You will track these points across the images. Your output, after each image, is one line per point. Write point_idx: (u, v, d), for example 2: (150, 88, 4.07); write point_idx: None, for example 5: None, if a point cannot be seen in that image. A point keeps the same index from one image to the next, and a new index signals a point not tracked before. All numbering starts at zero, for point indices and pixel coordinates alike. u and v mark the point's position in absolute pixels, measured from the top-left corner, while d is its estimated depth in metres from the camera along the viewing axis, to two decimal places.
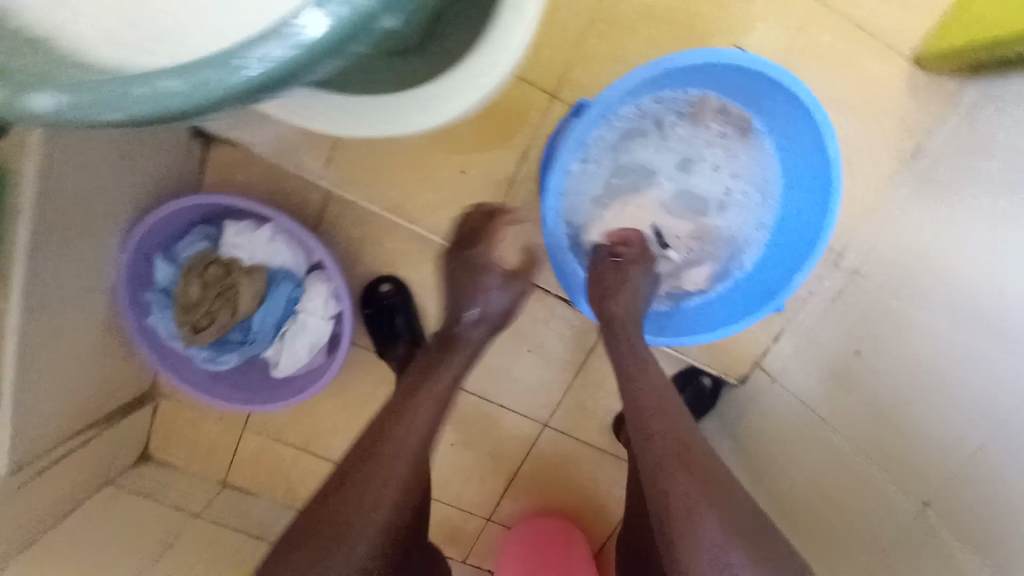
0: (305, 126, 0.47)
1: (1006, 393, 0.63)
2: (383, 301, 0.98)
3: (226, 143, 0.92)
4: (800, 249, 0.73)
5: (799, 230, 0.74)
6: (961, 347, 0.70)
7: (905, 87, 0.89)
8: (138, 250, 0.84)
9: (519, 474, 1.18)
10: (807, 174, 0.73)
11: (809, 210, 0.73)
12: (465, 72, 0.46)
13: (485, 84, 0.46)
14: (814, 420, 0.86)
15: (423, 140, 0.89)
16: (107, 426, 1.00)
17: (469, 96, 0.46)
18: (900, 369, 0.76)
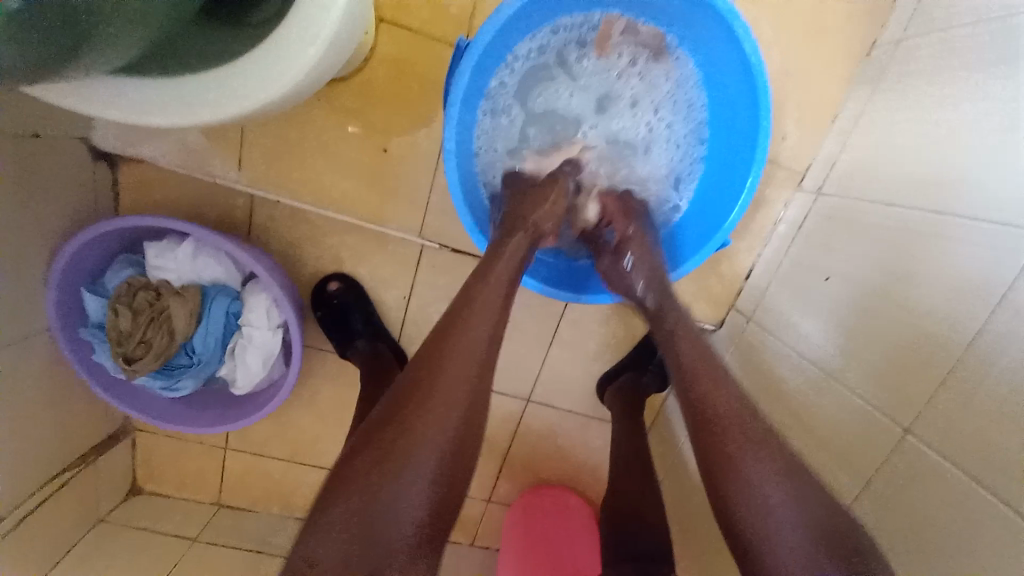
0: (146, 120, 0.44)
1: (939, 274, 0.58)
2: (331, 301, 0.92)
3: (134, 161, 0.87)
4: (735, 171, 0.69)
5: (731, 151, 0.70)
6: (908, 238, 0.64)
7: None
8: (63, 288, 0.80)
9: (511, 451, 1.16)
10: (730, 89, 0.69)
11: (738, 125, 0.69)
12: (297, 28, 0.43)
13: (321, 33, 0.43)
14: (788, 354, 0.80)
15: (338, 123, 0.84)
16: (83, 467, 0.98)
17: (309, 51, 0.43)
18: (855, 279, 0.71)
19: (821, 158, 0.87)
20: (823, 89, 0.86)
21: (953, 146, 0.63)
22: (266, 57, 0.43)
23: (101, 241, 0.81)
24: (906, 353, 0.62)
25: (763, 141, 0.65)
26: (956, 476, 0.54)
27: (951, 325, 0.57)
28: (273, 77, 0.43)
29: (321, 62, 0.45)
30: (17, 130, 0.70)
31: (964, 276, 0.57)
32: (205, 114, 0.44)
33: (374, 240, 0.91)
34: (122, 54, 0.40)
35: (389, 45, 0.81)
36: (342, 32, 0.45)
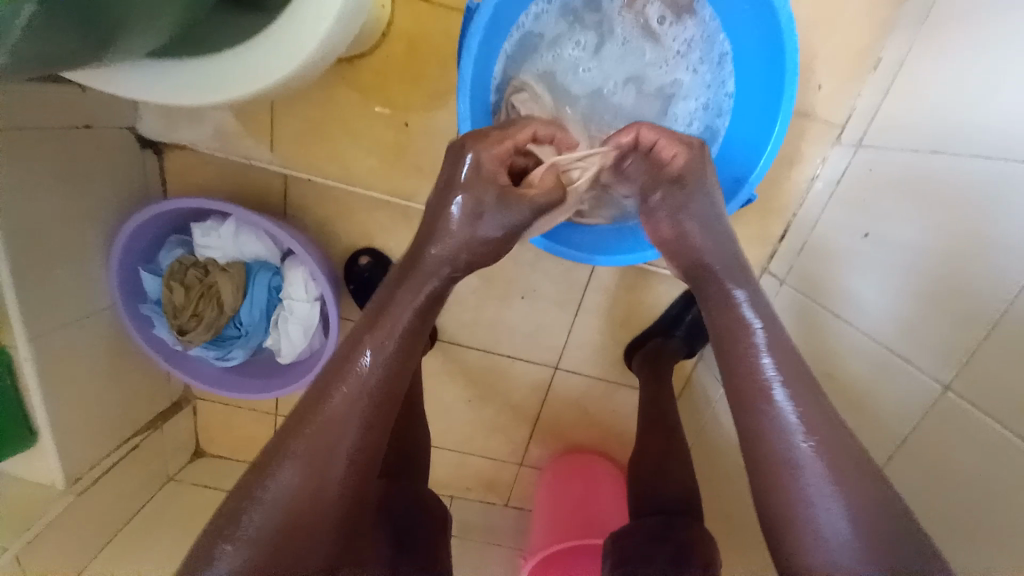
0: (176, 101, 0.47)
1: (1000, 232, 0.54)
2: (362, 275, 0.96)
3: (173, 146, 0.92)
4: (761, 124, 0.68)
5: (755, 108, 0.68)
6: (960, 192, 0.60)
7: None
8: (122, 268, 0.87)
9: (542, 417, 1.19)
10: (753, 38, 0.66)
11: (762, 77, 0.67)
12: (309, 2, 0.44)
13: (331, 8, 0.44)
14: (826, 317, 0.77)
15: (360, 102, 0.86)
16: (150, 431, 1.09)
17: (321, 26, 0.44)
18: (901, 239, 0.67)
19: (861, 108, 0.82)
20: (863, 30, 0.80)
21: (1002, 81, 0.58)
22: (281, 33, 0.45)
23: (152, 222, 0.87)
24: (946, 306, 0.59)
25: (790, 90, 0.63)
26: (1004, 441, 0.51)
27: (996, 282, 0.54)
28: (289, 56, 0.45)
29: (328, 42, 0.47)
30: (67, 121, 0.76)
31: (1005, 219, 0.54)
32: (227, 94, 0.47)
33: (401, 214, 0.94)
34: (153, 33, 0.42)
35: (405, 17, 0.81)
36: (350, 5, 0.46)
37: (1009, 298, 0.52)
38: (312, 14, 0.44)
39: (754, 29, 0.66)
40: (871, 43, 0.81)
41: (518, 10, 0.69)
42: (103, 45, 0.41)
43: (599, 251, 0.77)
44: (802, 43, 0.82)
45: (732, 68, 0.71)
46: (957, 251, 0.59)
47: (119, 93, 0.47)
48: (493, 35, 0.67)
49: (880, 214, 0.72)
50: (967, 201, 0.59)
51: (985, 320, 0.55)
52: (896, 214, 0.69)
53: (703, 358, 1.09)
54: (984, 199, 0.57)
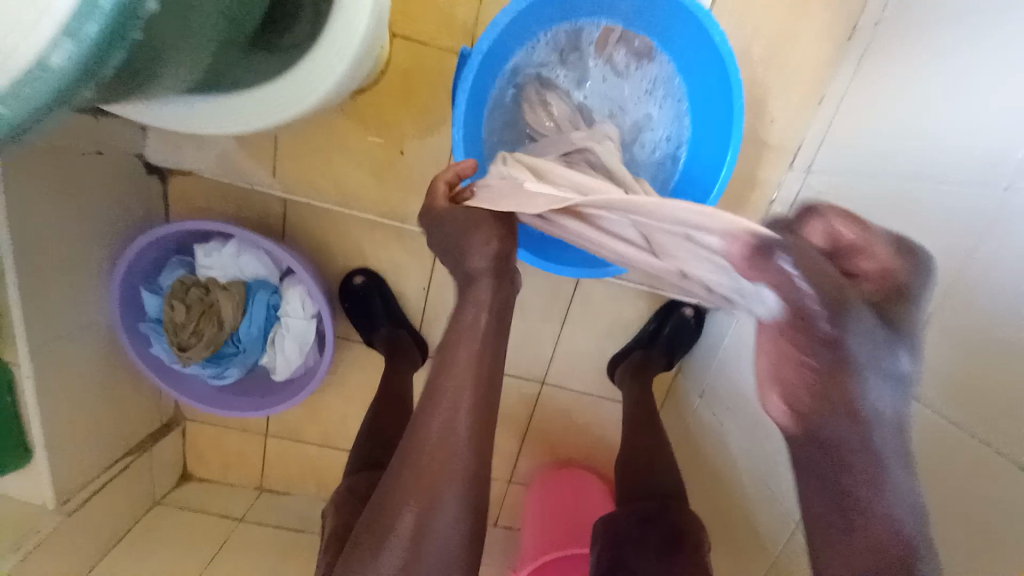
0: (206, 128, 0.53)
1: None
2: (357, 293, 1.01)
3: (178, 172, 0.98)
4: (716, 153, 0.76)
5: (712, 139, 0.77)
6: None
7: None
8: (124, 287, 0.90)
9: (530, 432, 1.22)
10: (709, 79, 0.75)
11: (716, 113, 0.76)
12: (327, 46, 0.52)
13: (347, 53, 0.52)
14: None
15: (358, 132, 0.93)
16: (139, 452, 1.09)
17: (338, 67, 0.52)
18: None
19: (810, 137, 0.91)
20: (809, 70, 0.91)
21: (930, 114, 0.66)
22: (302, 72, 0.52)
23: (155, 244, 0.91)
24: None
25: (739, 123, 0.72)
26: None
27: None
28: (309, 90, 0.52)
29: (342, 78, 0.54)
30: (82, 149, 0.81)
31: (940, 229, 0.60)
32: (253, 123, 0.53)
33: (395, 235, 1.00)
34: (188, 74, 0.47)
35: (402, 57, 0.89)
36: (363, 48, 0.53)
37: None
38: (330, 56, 0.52)
39: (706, 71, 0.75)
40: (816, 83, 0.91)
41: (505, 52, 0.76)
42: (146, 85, 0.45)
43: (580, 262, 0.84)
44: (757, 82, 0.92)
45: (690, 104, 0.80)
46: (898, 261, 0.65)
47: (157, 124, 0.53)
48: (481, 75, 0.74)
49: None
50: None
51: None
52: None
53: (683, 368, 1.15)
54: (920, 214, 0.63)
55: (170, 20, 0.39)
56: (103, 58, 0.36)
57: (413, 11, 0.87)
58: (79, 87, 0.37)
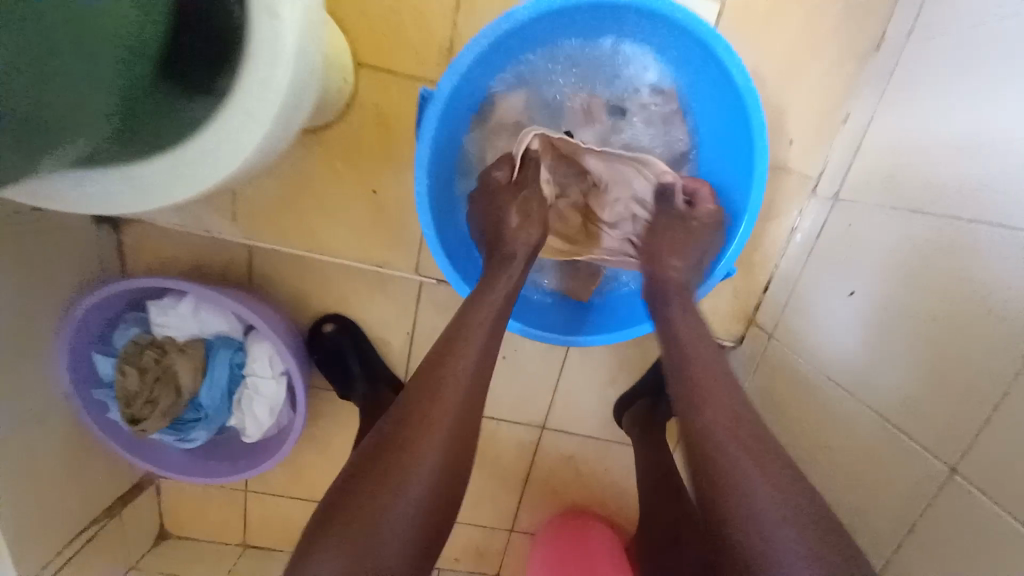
0: (116, 210, 0.46)
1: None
2: (328, 344, 0.92)
3: (135, 223, 0.88)
4: (740, 190, 0.73)
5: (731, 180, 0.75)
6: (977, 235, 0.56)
7: None
8: (73, 353, 0.81)
9: (532, 480, 1.13)
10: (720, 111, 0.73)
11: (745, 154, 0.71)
12: (247, 105, 0.44)
13: (269, 112, 0.44)
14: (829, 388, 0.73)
15: (324, 168, 0.83)
16: (112, 519, 1.00)
17: (255, 128, 0.44)
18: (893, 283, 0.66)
19: (834, 162, 0.82)
20: (830, 82, 0.81)
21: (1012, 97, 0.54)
22: (218, 132, 0.44)
23: (105, 303, 0.83)
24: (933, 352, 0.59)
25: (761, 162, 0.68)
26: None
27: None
28: (228, 160, 0.45)
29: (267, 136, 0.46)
30: (13, 206, 0.72)
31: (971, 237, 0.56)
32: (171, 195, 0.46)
33: (374, 279, 0.92)
34: (81, 143, 0.40)
35: (370, 90, 0.80)
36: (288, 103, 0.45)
37: None
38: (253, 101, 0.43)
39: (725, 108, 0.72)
40: (838, 101, 0.81)
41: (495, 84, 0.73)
42: (24, 167, 0.38)
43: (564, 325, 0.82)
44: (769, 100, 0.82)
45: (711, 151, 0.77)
46: (952, 302, 0.57)
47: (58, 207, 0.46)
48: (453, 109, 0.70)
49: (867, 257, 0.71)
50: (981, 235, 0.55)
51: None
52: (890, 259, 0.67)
53: None
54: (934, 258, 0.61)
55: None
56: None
57: (380, 38, 0.78)
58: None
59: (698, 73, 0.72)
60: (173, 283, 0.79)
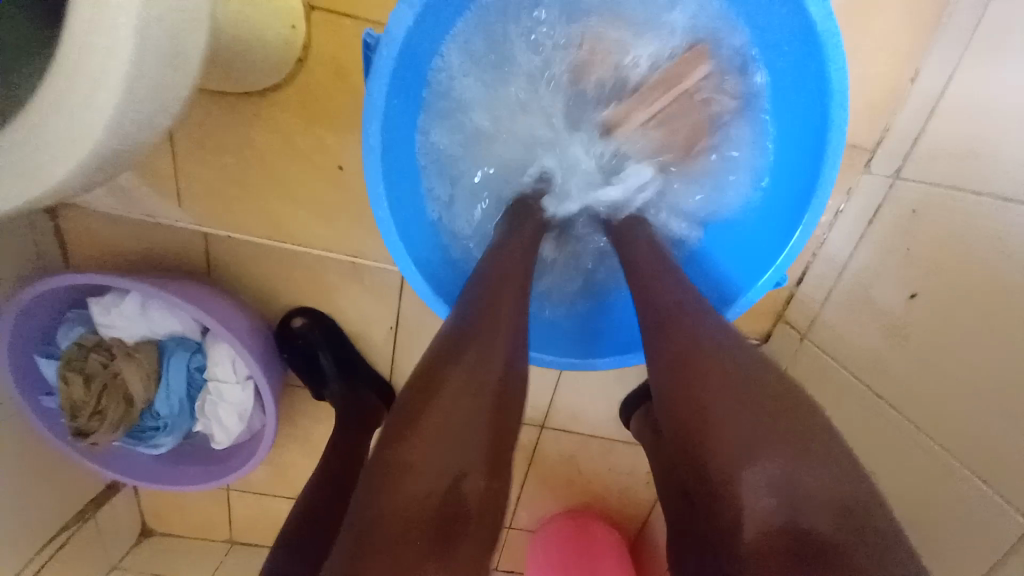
0: None
1: None
2: (296, 340, 0.83)
3: (72, 206, 0.77)
4: (799, 159, 0.61)
5: (789, 151, 0.63)
6: None
7: None
8: (11, 357, 0.72)
9: (530, 479, 1.05)
10: (784, 55, 0.60)
11: (813, 115, 0.58)
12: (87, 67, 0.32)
13: (114, 75, 0.32)
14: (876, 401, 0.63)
15: (282, 142, 0.71)
16: (82, 524, 0.94)
17: (101, 99, 0.33)
18: (974, 284, 0.54)
19: (900, 127, 0.69)
20: (893, 30, 0.68)
21: None
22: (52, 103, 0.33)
23: (41, 301, 0.73)
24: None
25: (836, 129, 0.54)
26: None
27: None
28: (74, 144, 0.34)
29: (133, 113, 0.35)
30: None
31: (995, 215, 0.53)
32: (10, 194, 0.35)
33: (349, 269, 0.80)
34: None
35: (331, 45, 0.66)
36: (149, 63, 0.33)
37: None
38: (94, 56, 0.32)
39: (789, 53, 0.59)
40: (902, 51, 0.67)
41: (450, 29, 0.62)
42: None
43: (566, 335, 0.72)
44: None
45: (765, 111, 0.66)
46: None
47: None
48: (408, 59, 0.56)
49: (938, 251, 0.59)
50: None
51: None
52: (970, 255, 0.56)
53: None
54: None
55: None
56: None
57: None
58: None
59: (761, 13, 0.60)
60: (114, 279, 0.69)
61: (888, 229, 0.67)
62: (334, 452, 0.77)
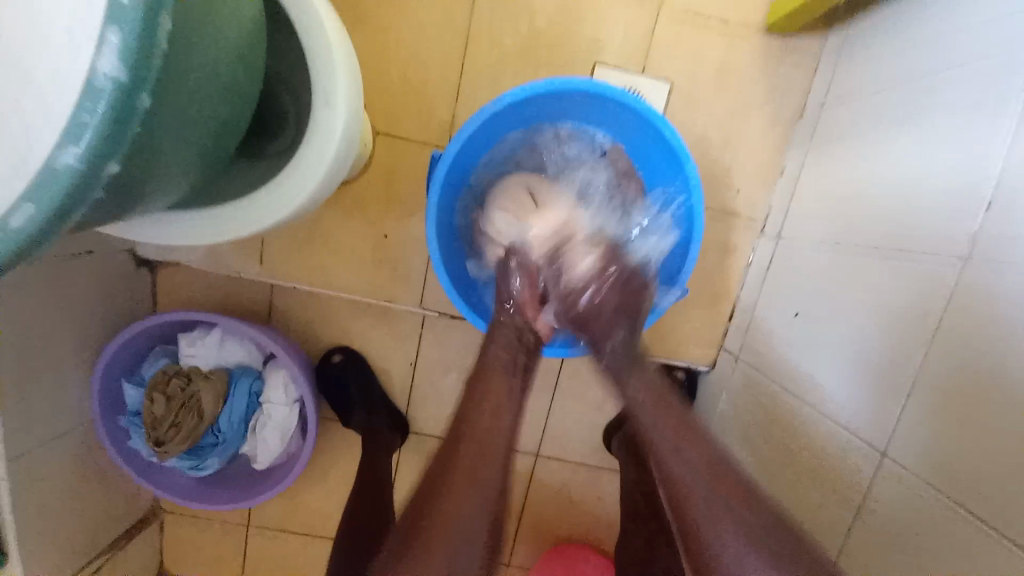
0: (183, 241, 0.57)
1: (916, 263, 0.64)
2: (334, 372, 1.01)
3: (170, 264, 1.00)
4: (680, 241, 0.81)
5: (674, 233, 0.82)
6: (892, 247, 0.68)
7: (763, 60, 0.95)
8: (105, 380, 0.89)
9: (526, 509, 1.17)
10: (668, 169, 0.80)
11: (682, 206, 0.80)
12: (301, 163, 0.57)
13: (319, 166, 0.56)
14: (786, 399, 0.82)
15: (341, 216, 0.96)
16: (117, 551, 1.01)
17: (311, 180, 0.56)
18: (829, 300, 0.77)
19: (776, 207, 0.97)
20: (771, 142, 0.97)
21: (901, 150, 0.69)
22: (279, 182, 0.57)
23: (140, 335, 0.92)
24: (867, 357, 0.68)
25: (698, 215, 0.75)
26: (942, 511, 0.55)
27: (928, 283, 0.62)
28: (283, 203, 0.57)
29: (320, 187, 0.59)
30: (74, 249, 0.82)
31: (860, 255, 0.73)
32: (230, 233, 0.58)
33: (381, 314, 1.02)
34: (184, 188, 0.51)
35: (383, 151, 0.95)
36: (337, 161, 0.58)
37: (974, 302, 0.55)
38: (309, 155, 0.56)
39: (671, 170, 0.80)
40: (776, 157, 0.97)
41: (468, 156, 0.81)
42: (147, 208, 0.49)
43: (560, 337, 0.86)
44: (718, 157, 0.97)
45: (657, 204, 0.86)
46: (870, 312, 0.69)
47: (129, 238, 0.57)
48: (456, 169, 0.81)
49: (808, 281, 0.83)
50: (894, 255, 0.67)
51: (934, 350, 0.59)
52: (824, 282, 0.79)
53: None
54: (857, 273, 0.73)
55: (159, 115, 0.39)
56: (91, 192, 0.37)
57: (394, 109, 0.94)
58: (57, 232, 0.37)
59: (649, 143, 0.81)
60: (202, 314, 0.89)
61: (776, 275, 0.92)
62: (365, 471, 0.93)
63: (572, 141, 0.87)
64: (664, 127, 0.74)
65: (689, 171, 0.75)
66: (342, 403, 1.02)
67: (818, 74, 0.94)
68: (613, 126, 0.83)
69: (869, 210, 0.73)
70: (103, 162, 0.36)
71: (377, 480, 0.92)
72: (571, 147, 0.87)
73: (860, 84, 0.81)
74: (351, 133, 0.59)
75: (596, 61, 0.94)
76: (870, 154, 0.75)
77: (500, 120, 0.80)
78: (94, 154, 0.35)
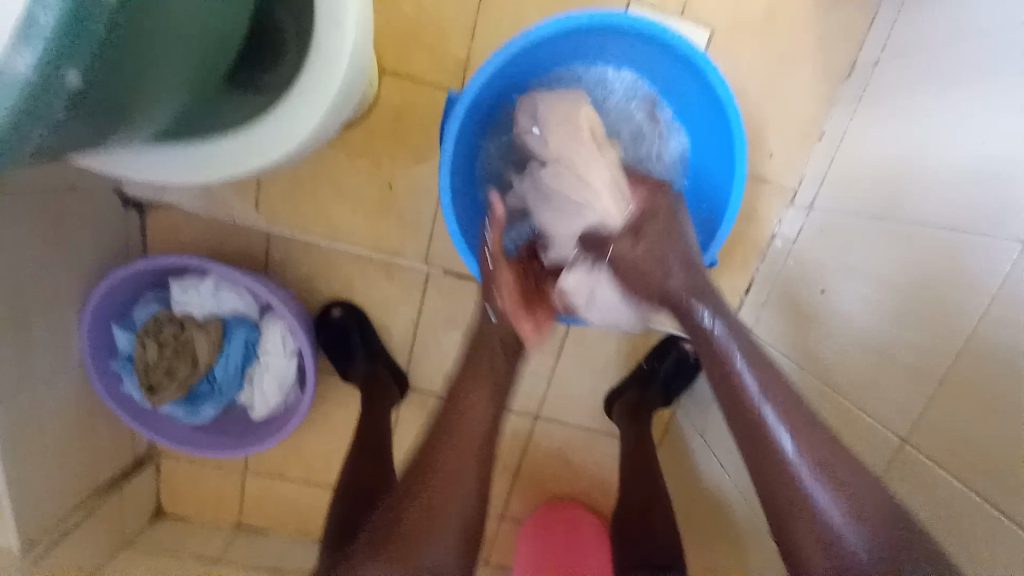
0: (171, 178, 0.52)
1: (965, 242, 0.59)
2: (334, 326, 0.97)
3: (159, 205, 0.94)
4: (715, 201, 0.75)
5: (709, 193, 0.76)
6: (939, 224, 0.63)
7: (816, 7, 0.85)
8: (94, 323, 0.85)
9: (523, 467, 1.18)
10: (708, 120, 0.74)
11: (720, 163, 0.74)
12: (302, 95, 0.50)
13: (322, 100, 0.50)
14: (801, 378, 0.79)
15: (344, 160, 0.90)
16: (115, 491, 1.01)
17: (312, 115, 0.50)
18: (860, 278, 0.73)
19: (810, 177, 0.91)
20: (812, 104, 0.89)
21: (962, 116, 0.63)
22: (277, 116, 0.50)
23: (130, 278, 0.88)
24: (898, 339, 0.65)
25: (741, 173, 0.69)
26: (964, 500, 0.53)
27: (975, 264, 0.57)
28: (281, 142, 0.51)
29: (322, 125, 0.52)
30: (52, 183, 0.76)
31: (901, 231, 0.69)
32: (221, 172, 0.52)
33: (384, 268, 0.97)
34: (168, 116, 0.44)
35: (390, 90, 0.87)
36: (342, 95, 0.51)
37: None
38: (311, 85, 0.49)
39: (711, 121, 0.73)
40: (816, 120, 0.90)
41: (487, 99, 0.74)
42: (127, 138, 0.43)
43: None
44: (754, 116, 0.90)
45: (690, 161, 0.80)
46: (905, 292, 0.65)
47: (110, 173, 0.52)
48: (475, 113, 0.73)
49: (838, 257, 0.79)
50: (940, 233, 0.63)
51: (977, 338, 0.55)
52: (857, 259, 0.75)
53: (680, 405, 1.11)
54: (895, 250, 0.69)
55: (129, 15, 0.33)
56: (50, 104, 0.32)
57: (403, 42, 0.85)
58: (15, 147, 0.33)
59: (687, 90, 0.74)
60: (196, 260, 0.85)
61: (804, 248, 0.87)
62: (365, 426, 0.92)
63: (600, 87, 0.79)
64: (709, 71, 0.67)
65: (733, 122, 0.68)
66: (343, 360, 1.00)
67: (874, 27, 0.84)
68: (648, 68, 0.75)
69: (918, 182, 0.68)
70: (60, 66, 0.31)
71: (376, 436, 0.91)
72: (598, 93, 0.79)
73: (924, 39, 0.73)
74: (359, 62, 0.51)
75: (630, 0, 0.85)
76: (926, 121, 0.69)
77: (524, 59, 0.72)
78: (50, 54, 0.30)
